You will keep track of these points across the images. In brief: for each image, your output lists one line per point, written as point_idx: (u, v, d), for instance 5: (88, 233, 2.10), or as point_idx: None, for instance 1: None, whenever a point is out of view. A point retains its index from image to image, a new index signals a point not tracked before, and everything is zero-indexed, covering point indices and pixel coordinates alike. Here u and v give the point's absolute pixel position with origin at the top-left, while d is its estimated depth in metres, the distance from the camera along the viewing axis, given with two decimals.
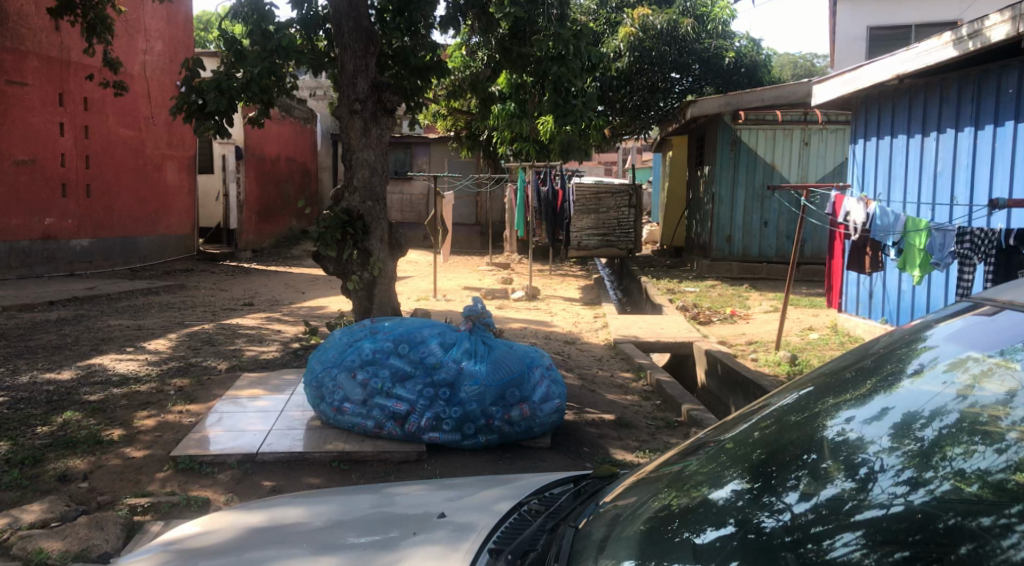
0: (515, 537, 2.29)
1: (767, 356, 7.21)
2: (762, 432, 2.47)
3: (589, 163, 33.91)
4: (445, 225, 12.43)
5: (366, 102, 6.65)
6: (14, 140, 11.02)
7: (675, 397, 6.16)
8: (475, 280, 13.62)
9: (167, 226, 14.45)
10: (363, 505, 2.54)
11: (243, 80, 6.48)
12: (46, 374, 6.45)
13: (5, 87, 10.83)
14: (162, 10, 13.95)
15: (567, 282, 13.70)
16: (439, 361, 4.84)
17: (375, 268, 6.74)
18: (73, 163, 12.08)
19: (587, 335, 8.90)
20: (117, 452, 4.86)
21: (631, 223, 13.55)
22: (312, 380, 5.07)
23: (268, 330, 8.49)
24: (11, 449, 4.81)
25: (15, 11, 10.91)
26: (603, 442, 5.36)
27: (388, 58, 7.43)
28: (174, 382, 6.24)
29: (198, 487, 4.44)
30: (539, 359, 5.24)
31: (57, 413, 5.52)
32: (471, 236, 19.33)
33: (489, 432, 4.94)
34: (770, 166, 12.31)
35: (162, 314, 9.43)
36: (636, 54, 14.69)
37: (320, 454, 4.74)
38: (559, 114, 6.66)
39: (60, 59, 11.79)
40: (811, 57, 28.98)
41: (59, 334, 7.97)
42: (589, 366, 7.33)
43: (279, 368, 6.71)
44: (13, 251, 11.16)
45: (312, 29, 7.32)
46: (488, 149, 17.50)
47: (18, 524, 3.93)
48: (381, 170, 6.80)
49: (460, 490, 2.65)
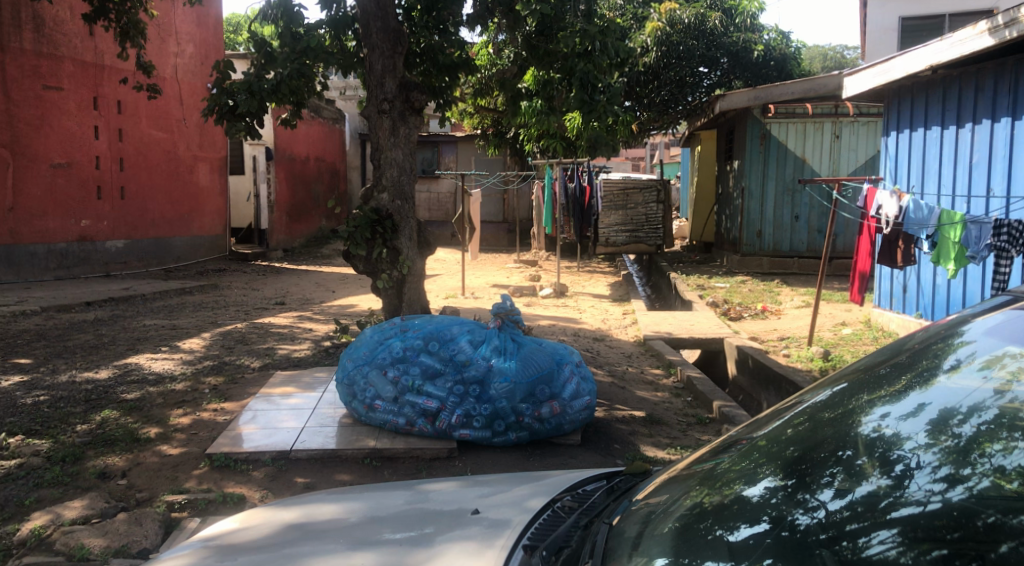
0: (549, 532, 2.29)
1: (799, 353, 7.12)
2: (796, 429, 2.45)
3: (617, 160, 34.10)
4: (472, 223, 12.41)
5: (395, 102, 6.69)
6: (51, 144, 11.25)
7: (707, 394, 6.12)
8: (503, 278, 13.64)
9: (200, 226, 14.61)
10: (397, 501, 2.56)
11: (273, 81, 6.56)
12: (84, 373, 6.57)
13: (43, 92, 11.08)
14: (193, 14, 14.10)
15: (596, 279, 13.66)
16: (469, 358, 4.87)
17: (404, 266, 6.76)
18: (107, 166, 12.26)
19: (616, 332, 8.89)
20: (155, 449, 4.94)
21: (660, 218, 13.51)
22: (344, 378, 5.11)
23: (300, 329, 8.56)
24: (52, 447, 4.91)
25: (52, 17, 11.12)
26: (634, 439, 5.34)
27: (416, 56, 7.46)
28: (209, 381, 6.35)
29: (233, 483, 4.51)
30: (570, 356, 5.22)
31: (95, 411, 5.62)
32: (499, 234, 19.42)
33: (520, 429, 4.96)
34: (801, 159, 12.18)
35: (197, 314, 9.54)
36: (663, 48, 14.58)
37: (353, 451, 4.79)
38: (584, 110, 6.56)
39: (94, 64, 11.97)
40: (842, 49, 28.88)
41: (96, 334, 8.10)
42: (619, 364, 7.30)
43: (310, 367, 6.76)
44: (51, 252, 11.41)
45: (341, 30, 7.33)
46: (515, 147, 17.44)
47: (61, 520, 4.01)
48: (410, 169, 6.83)
49: (493, 487, 2.65)
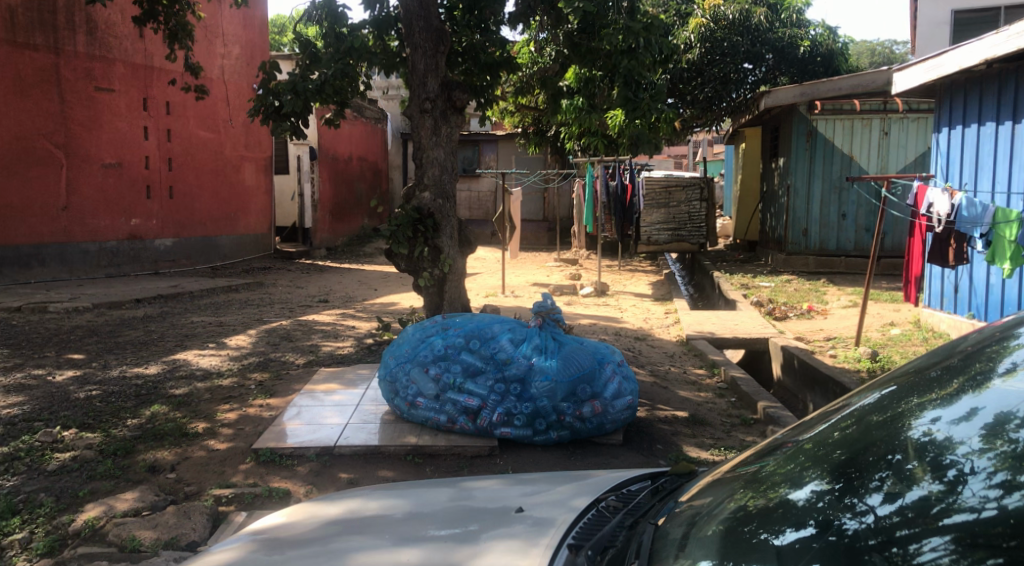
0: (595, 532, 2.29)
1: (846, 353, 7.01)
2: (843, 432, 2.41)
3: (659, 157, 33.87)
4: (513, 222, 12.43)
5: (437, 101, 6.73)
6: (102, 145, 11.50)
7: (751, 394, 6.06)
8: (544, 276, 13.63)
9: (246, 225, 14.83)
10: (441, 498, 2.58)
11: (318, 80, 6.65)
12: (134, 369, 6.71)
13: (95, 94, 11.33)
14: (239, 15, 14.30)
15: (637, 278, 13.59)
16: (510, 356, 4.89)
17: (445, 265, 6.80)
18: (156, 165, 12.50)
19: (658, 331, 8.84)
20: (203, 444, 5.03)
21: (703, 216, 13.39)
22: (387, 375, 5.16)
23: (343, 326, 8.65)
24: (103, 441, 5.02)
25: (103, 20, 11.36)
26: (677, 439, 5.31)
27: (458, 55, 7.52)
28: (255, 377, 6.44)
29: (278, 478, 4.57)
30: (611, 355, 5.19)
31: (145, 406, 5.73)
32: (540, 233, 19.42)
33: (561, 428, 4.95)
34: (848, 157, 12.00)
35: (242, 311, 9.69)
36: (707, 44, 14.56)
37: (396, 448, 4.83)
38: (628, 108, 6.56)
39: (144, 65, 12.20)
40: (891, 44, 28.36)
41: (145, 331, 8.26)
42: (661, 363, 7.26)
43: (353, 364, 6.83)
44: (102, 250, 11.67)
45: (383, 30, 7.33)
46: (556, 145, 17.41)
47: (113, 512, 4.11)
48: (452, 168, 6.85)
49: (537, 485, 2.66)
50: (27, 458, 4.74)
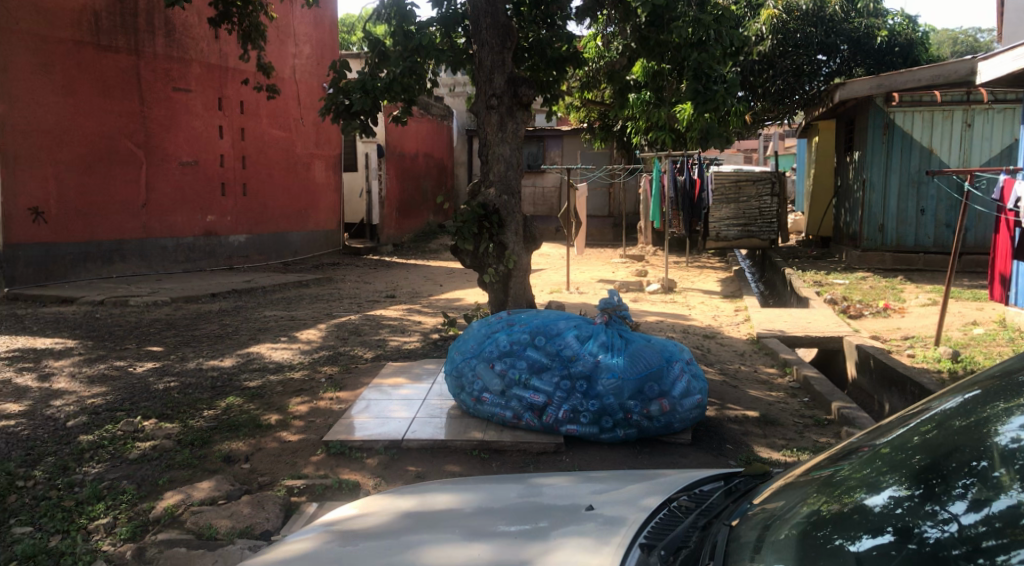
0: (667, 532, 2.26)
1: (925, 353, 6.80)
2: (923, 437, 2.33)
3: (729, 151, 33.33)
4: (579, 218, 12.38)
5: (503, 97, 6.73)
6: (180, 143, 11.84)
7: (825, 394, 5.92)
8: (610, 273, 13.55)
9: (316, 222, 15.11)
10: (511, 494, 2.58)
11: (387, 79, 6.71)
12: (210, 361, 6.89)
13: (173, 94, 11.67)
14: (310, 15, 14.55)
15: (706, 275, 13.41)
16: (576, 354, 4.86)
17: (511, 261, 6.82)
18: (230, 163, 12.83)
19: (728, 329, 8.70)
20: (275, 436, 5.14)
21: (774, 211, 13.15)
22: (453, 370, 5.19)
23: (410, 322, 8.74)
24: (182, 430, 5.17)
25: (180, 22, 11.70)
26: (747, 439, 5.22)
27: (525, 50, 7.45)
28: (325, 370, 6.56)
29: (348, 470, 4.65)
30: (680, 353, 5.12)
31: (221, 397, 5.89)
32: (605, 229, 19.31)
33: (628, 426, 4.91)
34: (928, 150, 11.63)
35: (313, 306, 9.87)
36: (779, 36, 14.19)
37: (462, 443, 4.86)
38: (699, 100, 6.42)
39: (219, 66, 12.52)
40: (975, 32, 27.37)
41: (220, 325, 8.48)
42: (731, 362, 7.15)
43: (420, 358, 6.90)
44: (180, 246, 12.02)
45: (451, 26, 7.39)
46: (622, 140, 17.27)
47: (191, 500, 4.23)
48: (517, 164, 6.85)
49: (607, 483, 2.64)
50: (110, 446, 4.91)
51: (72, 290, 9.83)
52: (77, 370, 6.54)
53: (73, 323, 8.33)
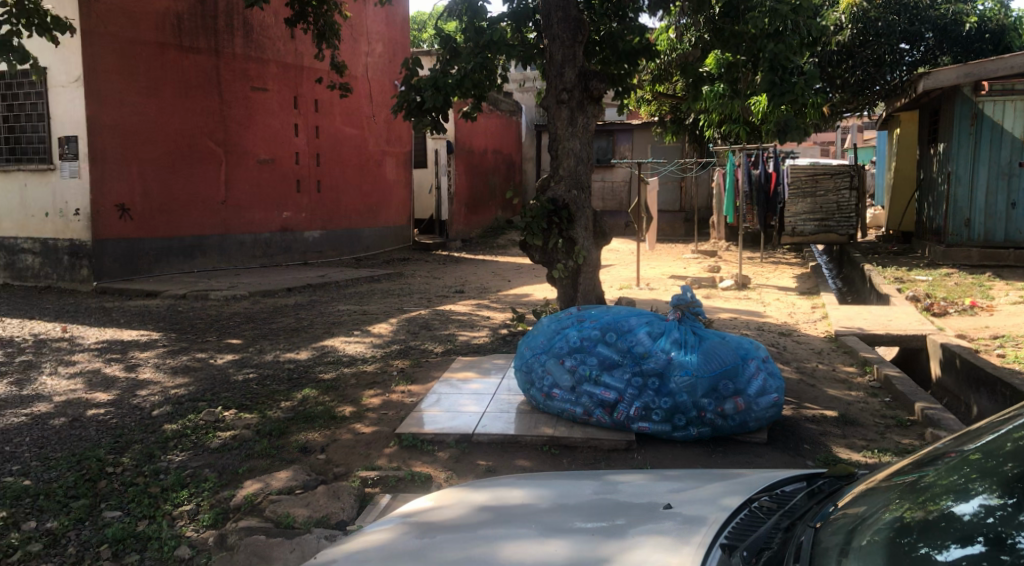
0: (748, 534, 2.22)
1: (1014, 353, 6.54)
2: (1017, 443, 2.23)
3: (806, 144, 32.56)
4: (650, 212, 12.23)
5: (573, 91, 6.70)
6: (257, 141, 12.14)
7: (907, 394, 5.74)
8: (681, 268, 13.39)
9: (388, 217, 15.31)
10: (586, 491, 2.56)
11: (458, 76, 6.73)
12: (286, 354, 7.05)
13: (251, 93, 11.96)
14: (383, 14, 14.73)
15: (780, 271, 13.13)
16: (648, 350, 4.80)
17: (580, 257, 6.78)
18: (305, 161, 13.09)
19: (805, 326, 8.51)
20: (350, 427, 5.22)
21: (853, 206, 12.77)
22: (522, 365, 5.19)
23: (480, 317, 8.78)
24: (260, 421, 5.30)
25: (258, 23, 11.98)
26: (826, 439, 5.10)
27: (596, 44, 7.41)
28: (397, 364, 6.64)
29: (420, 463, 4.70)
30: (755, 351, 5.02)
31: (297, 389, 6.01)
32: (676, 224, 19.09)
33: (702, 424, 4.84)
34: (1020, 141, 11.14)
35: (384, 300, 10.00)
36: (859, 25, 13.88)
37: (533, 438, 4.86)
38: (775, 92, 6.25)
39: (295, 65, 12.78)
40: None
41: (296, 318, 8.66)
42: (808, 360, 6.99)
43: (490, 353, 6.93)
44: (257, 242, 12.33)
45: (522, 22, 7.40)
46: (694, 134, 17.03)
47: (269, 489, 4.33)
48: (588, 159, 6.81)
49: (684, 482, 2.60)
50: (193, 435, 5.06)
51: (155, 284, 10.16)
52: (161, 361, 6.77)
53: (157, 316, 8.62)
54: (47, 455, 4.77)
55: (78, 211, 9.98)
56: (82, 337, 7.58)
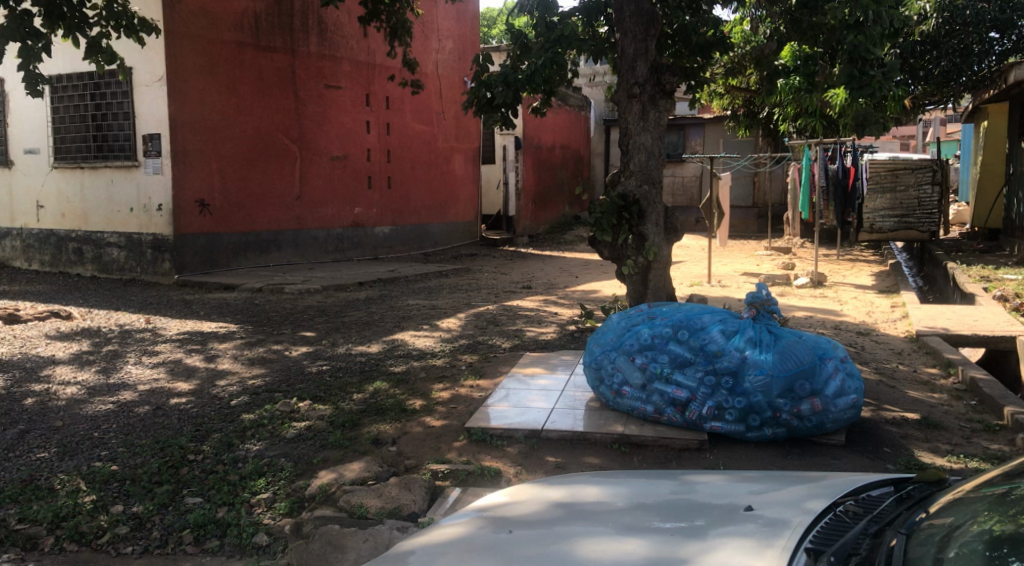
0: (834, 539, 2.17)
1: None
2: None
3: (885, 138, 31.58)
4: (721, 208, 12.02)
5: (645, 85, 6.62)
6: (330, 139, 12.35)
7: (995, 398, 5.52)
8: (753, 266, 13.15)
9: (456, 213, 15.41)
10: (663, 490, 2.53)
11: (528, 72, 6.73)
12: (358, 347, 7.16)
13: (325, 91, 12.17)
14: (453, 11, 14.82)
15: (858, 269, 12.79)
16: (722, 349, 4.73)
17: (650, 253, 6.71)
18: (377, 157, 13.27)
19: (884, 325, 8.26)
20: (420, 420, 5.27)
21: (935, 203, 12.40)
22: (592, 362, 5.17)
23: (548, 313, 8.77)
24: (333, 412, 5.39)
25: (332, 22, 12.18)
26: (907, 442, 4.94)
27: (669, 37, 7.36)
28: (465, 358, 6.68)
29: (489, 457, 4.71)
30: (833, 351, 4.89)
31: (368, 382, 6.10)
32: (749, 220, 18.74)
33: (777, 425, 4.74)
34: None
35: (453, 295, 10.06)
36: (946, 14, 13.34)
37: (602, 435, 4.83)
38: (853, 85, 6.09)
39: (367, 63, 12.96)
40: None
41: (367, 312, 8.78)
42: (888, 360, 6.79)
43: (559, 349, 6.91)
44: (330, 237, 12.54)
45: (593, 15, 7.31)
46: (768, 128, 16.68)
47: (343, 479, 4.40)
48: (659, 153, 6.73)
49: (764, 483, 2.55)
50: (269, 425, 5.17)
51: (233, 277, 10.43)
52: (239, 352, 6.94)
53: (235, 308, 8.84)
54: (132, 442, 4.94)
55: (161, 206, 10.30)
56: (164, 329, 7.83)
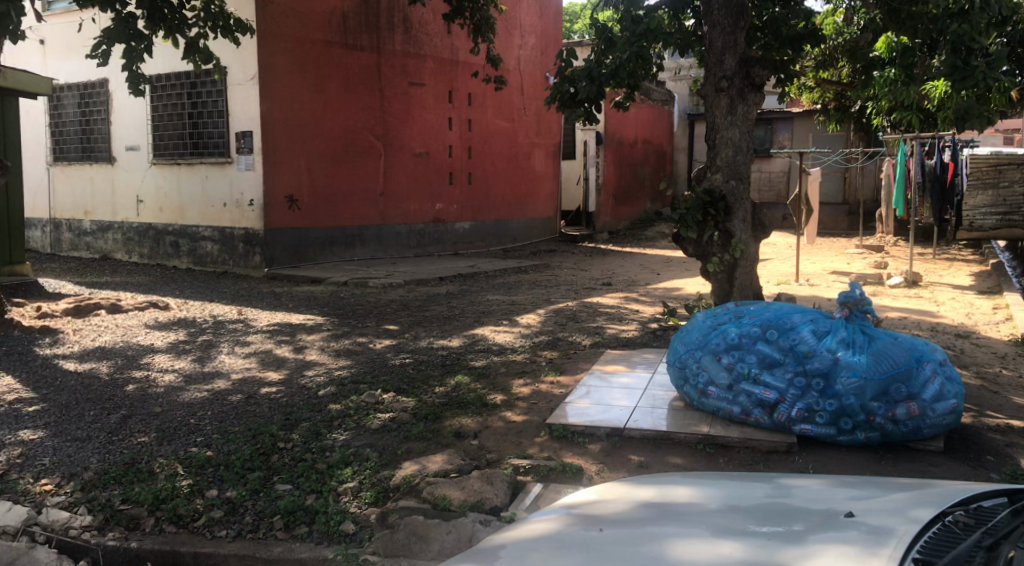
0: (946, 549, 2.06)
1: None
2: None
3: (986, 133, 30.24)
4: (810, 205, 11.70)
5: (734, 79, 6.48)
6: (414, 135, 12.50)
7: None
8: (843, 264, 12.76)
9: (536, 209, 15.41)
10: (758, 493, 2.47)
11: (612, 66, 6.61)
12: (439, 341, 7.22)
13: (409, 88, 12.32)
14: (536, 7, 14.81)
15: (955, 268, 12.28)
16: (813, 350, 4.59)
17: (737, 250, 6.57)
18: (459, 154, 13.37)
19: (984, 328, 7.90)
20: (501, 415, 5.28)
21: None
22: (676, 361, 5.09)
23: (629, 310, 8.69)
24: (416, 405, 5.45)
25: (417, 19, 12.31)
26: (1012, 451, 4.70)
27: (758, 30, 7.15)
28: (546, 354, 6.66)
29: (571, 454, 4.69)
30: (931, 353, 4.70)
31: (450, 375, 6.15)
32: (838, 217, 18.20)
33: (870, 429, 4.58)
34: None
35: (533, 291, 10.06)
36: None
37: (686, 435, 4.75)
38: (956, 76, 5.81)
39: (451, 60, 13.06)
40: None
41: (448, 307, 8.85)
42: (989, 365, 6.49)
43: (641, 347, 6.83)
44: (412, 232, 12.70)
45: (679, 8, 7.16)
46: (860, 122, 16.15)
47: (426, 471, 4.44)
48: (748, 148, 6.58)
49: (865, 490, 2.46)
50: (354, 416, 5.26)
51: (319, 271, 10.67)
52: (326, 344, 7.09)
53: (321, 301, 9.03)
54: (226, 428, 5.09)
55: (252, 201, 10.60)
56: (254, 320, 8.05)
